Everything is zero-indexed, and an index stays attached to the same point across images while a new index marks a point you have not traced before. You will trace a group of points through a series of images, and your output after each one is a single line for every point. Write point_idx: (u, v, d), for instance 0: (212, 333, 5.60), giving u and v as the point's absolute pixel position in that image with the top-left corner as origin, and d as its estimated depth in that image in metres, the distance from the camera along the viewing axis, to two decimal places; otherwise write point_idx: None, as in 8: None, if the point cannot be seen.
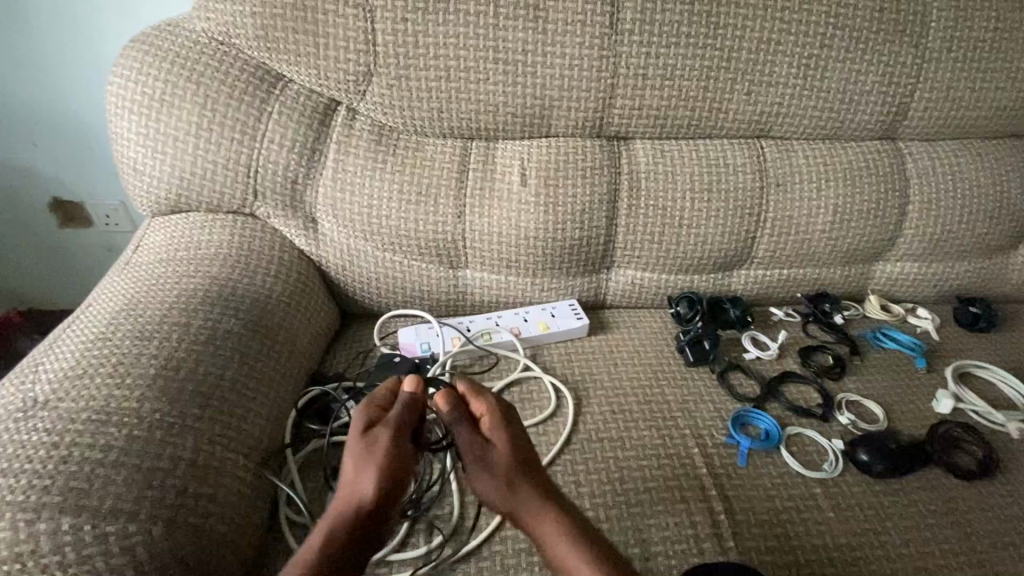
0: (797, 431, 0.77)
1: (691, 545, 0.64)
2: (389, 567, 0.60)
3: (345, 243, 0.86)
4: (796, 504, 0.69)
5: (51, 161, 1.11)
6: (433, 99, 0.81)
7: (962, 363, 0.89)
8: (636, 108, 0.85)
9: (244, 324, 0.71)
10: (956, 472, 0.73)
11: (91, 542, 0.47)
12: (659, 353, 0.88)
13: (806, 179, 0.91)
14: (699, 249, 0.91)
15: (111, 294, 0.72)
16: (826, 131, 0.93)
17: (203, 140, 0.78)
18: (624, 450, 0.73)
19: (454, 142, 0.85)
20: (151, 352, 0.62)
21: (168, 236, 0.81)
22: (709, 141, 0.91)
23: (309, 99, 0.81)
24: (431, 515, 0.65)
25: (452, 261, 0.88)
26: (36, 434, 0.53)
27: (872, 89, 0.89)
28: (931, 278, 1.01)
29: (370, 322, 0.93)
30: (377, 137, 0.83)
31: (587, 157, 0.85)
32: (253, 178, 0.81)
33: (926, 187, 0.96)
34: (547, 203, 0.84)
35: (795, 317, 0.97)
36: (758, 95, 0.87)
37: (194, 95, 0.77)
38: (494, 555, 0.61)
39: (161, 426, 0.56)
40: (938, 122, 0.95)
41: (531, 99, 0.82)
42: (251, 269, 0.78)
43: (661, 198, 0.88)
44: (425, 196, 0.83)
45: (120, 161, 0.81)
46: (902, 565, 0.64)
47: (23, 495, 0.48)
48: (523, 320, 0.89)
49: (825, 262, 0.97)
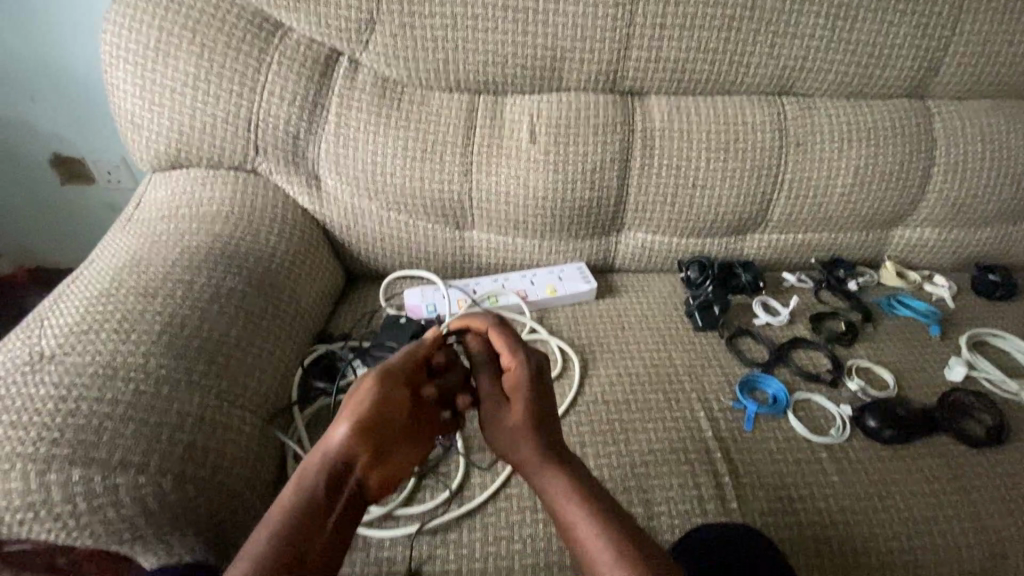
0: (806, 396, 0.77)
1: (694, 506, 0.64)
2: (397, 521, 0.61)
3: (349, 201, 0.84)
4: (802, 468, 0.69)
5: (46, 117, 1.08)
6: (439, 49, 0.77)
7: (977, 332, 0.87)
8: (652, 61, 0.81)
9: (248, 282, 0.70)
10: (964, 440, 0.73)
11: (102, 492, 0.48)
12: (667, 318, 0.87)
13: (828, 138, 0.88)
14: (712, 211, 0.89)
15: (115, 250, 0.71)
16: (852, 88, 0.88)
17: (202, 93, 0.76)
18: (630, 412, 0.73)
19: (460, 96, 0.82)
20: (155, 309, 0.62)
21: (170, 192, 0.79)
22: (727, 98, 0.87)
23: (310, 50, 0.78)
24: (437, 472, 0.65)
25: (458, 222, 0.86)
26: (43, 387, 0.53)
27: (903, 42, 0.84)
28: (951, 244, 0.98)
29: (374, 283, 0.93)
30: (381, 90, 0.80)
31: (599, 114, 0.82)
32: (254, 133, 0.78)
33: (954, 149, 0.91)
34: (557, 162, 0.82)
35: (808, 283, 0.94)
36: (782, 48, 0.82)
37: (191, 45, 0.74)
38: (499, 511, 0.62)
39: (168, 382, 0.56)
40: (971, 79, 0.90)
41: (541, 50, 0.78)
42: (255, 227, 0.77)
43: (675, 157, 0.85)
44: (432, 152, 0.80)
45: (117, 113, 0.78)
46: (905, 529, 0.64)
47: (34, 447, 0.48)
48: (529, 284, 0.87)
49: (842, 227, 0.94)
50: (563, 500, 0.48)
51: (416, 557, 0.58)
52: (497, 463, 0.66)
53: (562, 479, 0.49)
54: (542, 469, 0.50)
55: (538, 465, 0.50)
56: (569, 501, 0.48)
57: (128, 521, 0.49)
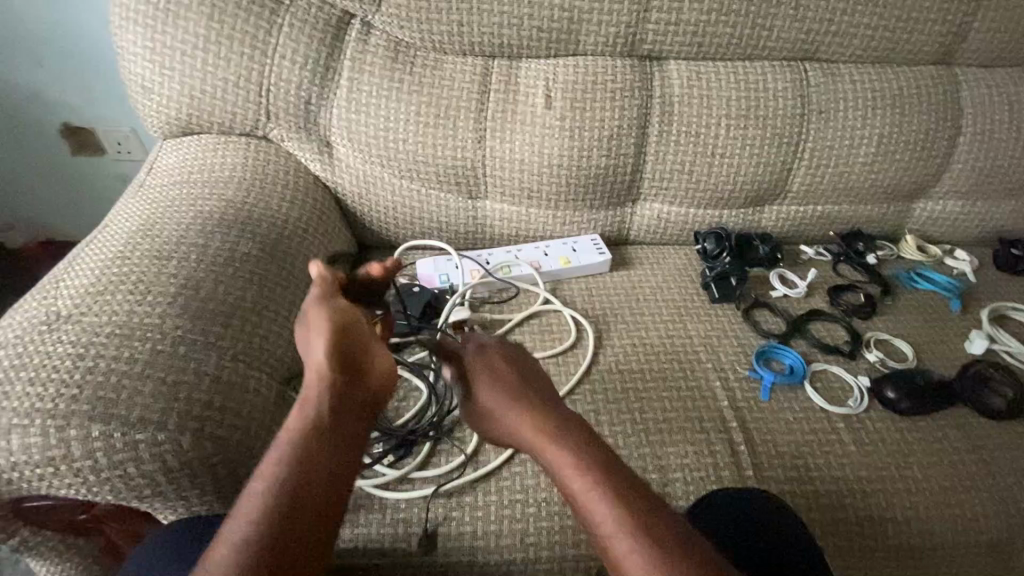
0: (823, 367, 0.76)
1: (709, 473, 0.64)
2: (412, 484, 0.61)
3: (361, 169, 0.82)
4: (818, 437, 0.68)
5: (56, 85, 1.07)
6: (454, 11, 0.75)
7: (998, 305, 0.86)
8: (672, 24, 0.79)
9: (262, 247, 0.70)
10: (984, 411, 0.72)
11: (122, 448, 0.48)
12: (683, 290, 0.86)
13: (851, 105, 0.85)
14: (730, 181, 0.87)
15: (128, 214, 0.71)
16: (877, 54, 0.86)
17: (213, 55, 0.74)
18: (645, 381, 0.72)
19: (474, 60, 0.80)
20: (170, 271, 0.62)
21: (182, 157, 0.79)
22: (749, 64, 0.84)
23: (321, 11, 0.76)
24: (452, 437, 0.65)
25: (472, 190, 0.85)
26: (61, 345, 0.53)
27: (933, 4, 0.81)
28: (974, 218, 0.96)
29: (386, 254, 0.92)
30: (394, 53, 0.78)
31: (616, 79, 0.80)
32: (266, 98, 0.77)
33: (981, 117, 0.89)
34: (573, 128, 0.80)
35: (826, 256, 0.93)
36: (807, 10, 0.80)
37: (201, 5, 0.73)
38: (514, 476, 0.62)
39: (184, 342, 0.56)
40: (1001, 44, 0.87)
41: (558, 12, 0.76)
42: (268, 193, 0.76)
43: (694, 125, 0.83)
44: (445, 118, 0.79)
45: (128, 77, 0.77)
46: (922, 498, 0.64)
47: (54, 402, 0.48)
48: (543, 254, 0.86)
49: (863, 198, 0.92)
50: (551, 453, 0.48)
51: (431, 519, 0.59)
52: None
53: (545, 431, 0.49)
54: (523, 425, 0.50)
55: (522, 423, 0.50)
56: (556, 452, 0.48)
57: (148, 477, 0.49)
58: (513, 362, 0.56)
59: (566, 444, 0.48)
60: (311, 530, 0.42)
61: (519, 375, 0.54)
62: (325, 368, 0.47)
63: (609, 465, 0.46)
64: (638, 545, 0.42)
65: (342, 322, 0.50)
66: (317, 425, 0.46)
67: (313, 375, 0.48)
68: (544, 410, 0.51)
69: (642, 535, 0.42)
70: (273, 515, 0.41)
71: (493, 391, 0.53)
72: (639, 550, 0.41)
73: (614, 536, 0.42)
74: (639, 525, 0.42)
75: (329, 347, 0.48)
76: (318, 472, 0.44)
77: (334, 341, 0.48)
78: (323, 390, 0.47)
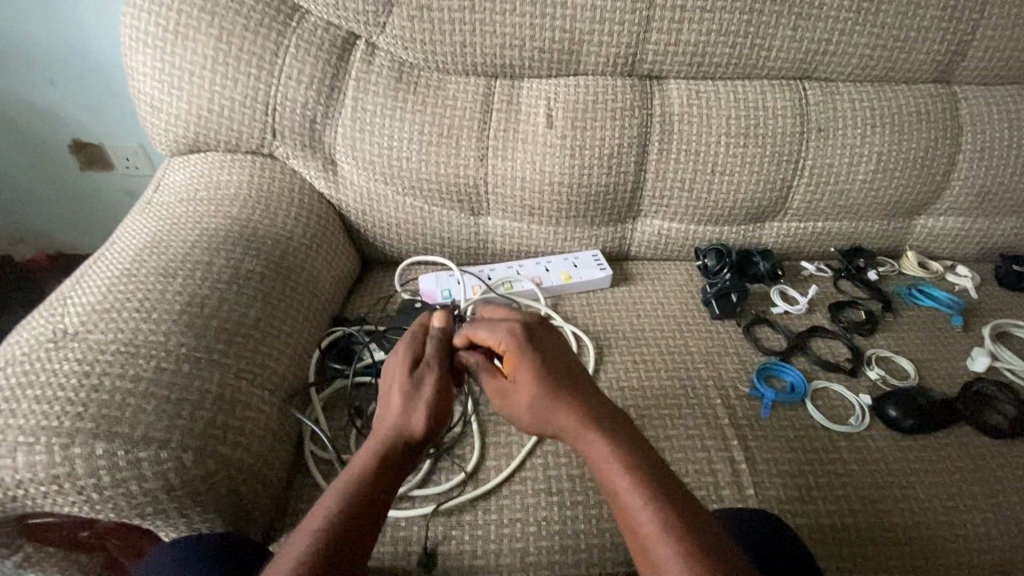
0: (824, 385, 0.76)
1: (710, 491, 0.64)
2: (413, 502, 0.61)
3: (365, 186, 0.83)
4: (820, 456, 0.68)
5: (66, 102, 1.09)
6: (456, 32, 0.77)
7: (1000, 322, 0.85)
8: (671, 44, 0.80)
9: (266, 264, 0.70)
10: (987, 430, 0.71)
11: (125, 466, 0.48)
12: (684, 306, 0.86)
13: (850, 123, 0.86)
14: (731, 198, 0.87)
15: (135, 232, 0.72)
16: (876, 73, 0.86)
17: (220, 75, 0.76)
18: (645, 398, 0.72)
19: (476, 80, 0.81)
20: (176, 288, 0.62)
21: (189, 175, 0.80)
22: (748, 83, 0.85)
23: (327, 32, 0.77)
24: (453, 454, 0.65)
25: (474, 207, 0.85)
26: (67, 363, 0.53)
27: (931, 24, 0.82)
28: (975, 234, 0.96)
29: (389, 269, 0.93)
30: (398, 74, 0.79)
31: (617, 98, 0.81)
32: (271, 117, 0.78)
33: (980, 135, 0.89)
34: (574, 147, 0.81)
35: (826, 272, 0.93)
36: (806, 31, 0.81)
37: (209, 27, 0.74)
38: (514, 494, 0.62)
39: (188, 359, 0.57)
40: (999, 63, 0.87)
41: (559, 33, 0.77)
42: (272, 210, 0.77)
43: (693, 143, 0.84)
44: (447, 137, 0.80)
45: (137, 97, 0.79)
46: (925, 519, 0.63)
47: (59, 421, 0.49)
48: (544, 270, 0.87)
49: (863, 215, 0.92)
50: (596, 449, 0.49)
51: (431, 537, 0.59)
52: (512, 447, 0.66)
53: (591, 426, 0.50)
54: (566, 418, 0.51)
55: (565, 415, 0.51)
56: (601, 449, 0.48)
57: (150, 495, 0.50)
58: (553, 349, 0.55)
59: (613, 444, 0.49)
60: (363, 549, 0.43)
61: (561, 364, 0.54)
62: (410, 405, 0.51)
63: (657, 473, 0.47)
64: (678, 554, 0.41)
65: (439, 367, 0.54)
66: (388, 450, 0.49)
67: (394, 405, 0.51)
68: (588, 405, 0.52)
69: (681, 543, 0.42)
70: (334, 524, 0.43)
71: (531, 380, 0.53)
72: (678, 558, 0.41)
73: (653, 540, 0.43)
74: (681, 536, 0.42)
75: (419, 385, 0.52)
76: (381, 495, 0.46)
77: (428, 385, 0.52)
78: (402, 420, 0.50)
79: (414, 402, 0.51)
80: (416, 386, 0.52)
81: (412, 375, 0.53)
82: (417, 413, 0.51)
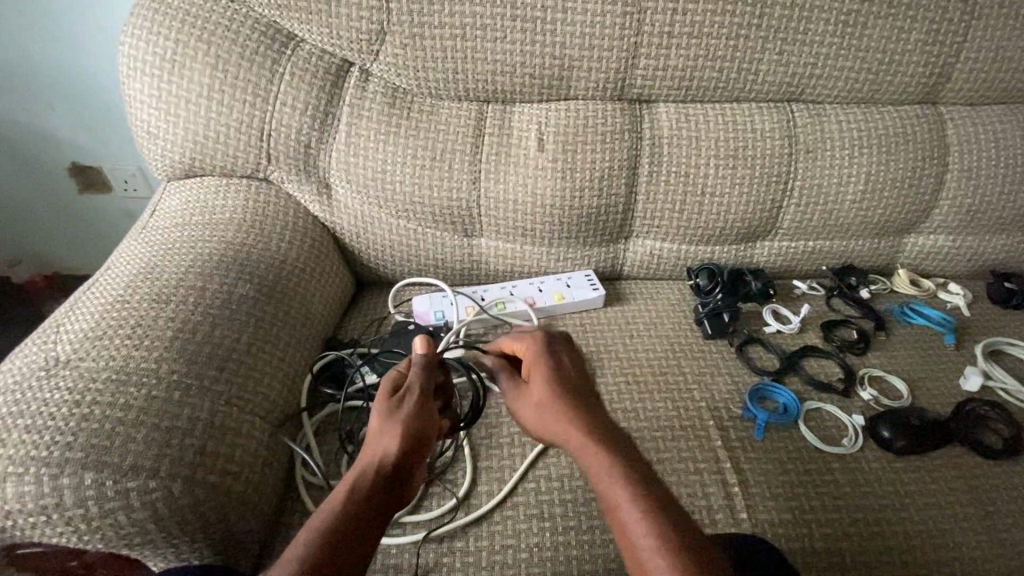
0: (817, 405, 0.76)
1: (703, 515, 0.63)
2: (403, 529, 0.61)
3: (359, 209, 0.84)
4: (813, 478, 0.68)
5: (66, 125, 1.11)
6: (448, 59, 0.78)
7: (992, 340, 0.86)
8: (660, 69, 0.81)
9: (259, 289, 0.71)
10: (981, 451, 0.71)
11: (114, 496, 0.48)
12: (676, 326, 0.86)
13: (838, 144, 0.87)
14: (721, 218, 0.88)
15: (130, 257, 0.72)
16: (863, 95, 0.88)
17: (216, 103, 0.77)
18: (638, 421, 0.72)
19: (469, 105, 0.83)
20: (168, 315, 0.63)
21: (184, 200, 0.81)
22: (736, 105, 0.87)
23: (322, 60, 0.79)
24: (444, 479, 0.65)
25: (467, 229, 0.86)
26: (58, 392, 0.54)
27: (915, 47, 0.83)
28: (965, 252, 0.97)
29: (384, 290, 0.93)
30: (391, 99, 0.81)
31: (607, 121, 0.82)
32: (266, 143, 0.80)
33: (967, 155, 0.90)
34: (565, 169, 0.82)
35: (818, 291, 0.94)
36: (792, 55, 0.82)
37: (206, 56, 0.76)
38: (506, 519, 0.62)
39: (179, 387, 0.57)
40: (984, 85, 0.89)
41: (550, 60, 0.79)
42: (266, 234, 0.78)
43: (683, 165, 0.85)
44: (440, 160, 0.81)
45: (134, 124, 0.80)
46: (920, 542, 0.63)
47: (48, 451, 0.49)
48: (537, 291, 0.87)
49: (853, 234, 0.93)
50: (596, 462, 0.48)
51: (422, 565, 0.58)
52: (504, 471, 0.66)
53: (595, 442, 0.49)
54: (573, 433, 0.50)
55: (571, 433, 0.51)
56: (603, 464, 0.47)
57: (138, 525, 0.49)
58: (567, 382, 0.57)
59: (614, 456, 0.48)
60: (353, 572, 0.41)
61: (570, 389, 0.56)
62: (387, 426, 0.50)
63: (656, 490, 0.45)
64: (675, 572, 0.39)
65: (417, 390, 0.54)
66: (376, 472, 0.48)
67: (374, 426, 0.50)
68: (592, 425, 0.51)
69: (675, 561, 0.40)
70: (320, 546, 0.41)
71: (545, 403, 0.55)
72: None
73: (648, 555, 0.40)
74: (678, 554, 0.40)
75: (398, 408, 0.52)
76: (366, 517, 0.45)
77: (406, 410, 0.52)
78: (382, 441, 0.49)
79: (388, 424, 0.50)
80: (394, 406, 0.52)
81: (390, 399, 0.53)
82: (391, 433, 0.50)
